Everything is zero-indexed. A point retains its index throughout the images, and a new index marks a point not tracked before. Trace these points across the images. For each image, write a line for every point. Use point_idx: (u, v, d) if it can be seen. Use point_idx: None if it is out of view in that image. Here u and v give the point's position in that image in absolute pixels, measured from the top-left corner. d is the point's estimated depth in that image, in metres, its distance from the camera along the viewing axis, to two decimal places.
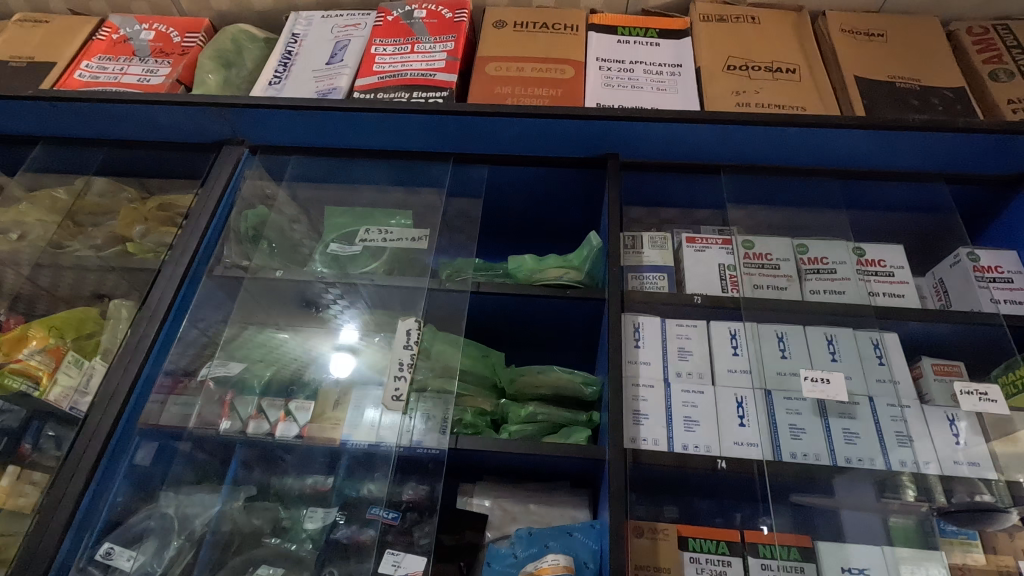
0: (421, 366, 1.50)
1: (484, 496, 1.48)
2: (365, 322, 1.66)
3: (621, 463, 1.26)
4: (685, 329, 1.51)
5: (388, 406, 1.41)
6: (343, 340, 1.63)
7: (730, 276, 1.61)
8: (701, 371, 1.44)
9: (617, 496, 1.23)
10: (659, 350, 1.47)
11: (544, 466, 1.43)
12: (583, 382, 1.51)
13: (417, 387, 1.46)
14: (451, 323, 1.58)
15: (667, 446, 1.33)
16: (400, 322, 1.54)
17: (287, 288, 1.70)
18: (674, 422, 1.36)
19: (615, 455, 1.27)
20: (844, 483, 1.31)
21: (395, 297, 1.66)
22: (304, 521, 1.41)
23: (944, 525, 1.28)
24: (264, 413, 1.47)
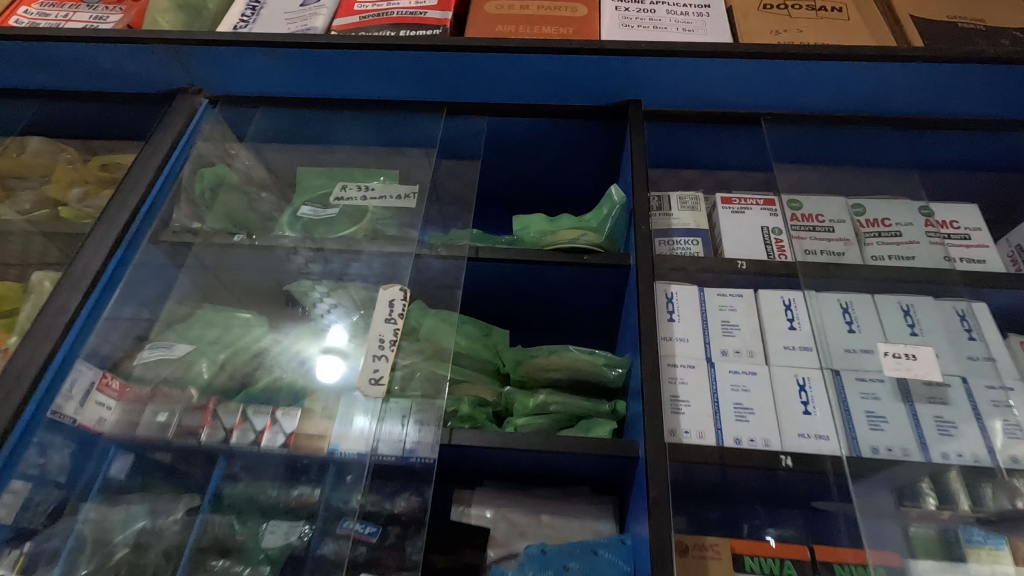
0: (405, 347, 1.24)
1: (482, 505, 1.20)
2: (340, 295, 1.38)
3: (663, 463, 0.98)
4: (729, 299, 1.24)
5: (366, 392, 1.15)
6: (311, 321, 1.36)
7: (776, 240, 1.37)
8: (751, 348, 1.17)
9: (658, 504, 0.95)
10: (698, 325, 1.21)
11: (560, 468, 1.16)
12: (606, 365, 1.22)
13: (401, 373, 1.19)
14: (443, 295, 1.30)
15: (715, 440, 1.06)
16: (379, 293, 1.25)
17: (245, 259, 1.42)
18: (723, 412, 1.09)
19: (654, 453, 1.00)
20: (899, 495, 1.04)
21: (377, 268, 1.39)
22: (263, 538, 1.11)
23: (963, 528, 1.02)
24: (248, 420, 1.17)
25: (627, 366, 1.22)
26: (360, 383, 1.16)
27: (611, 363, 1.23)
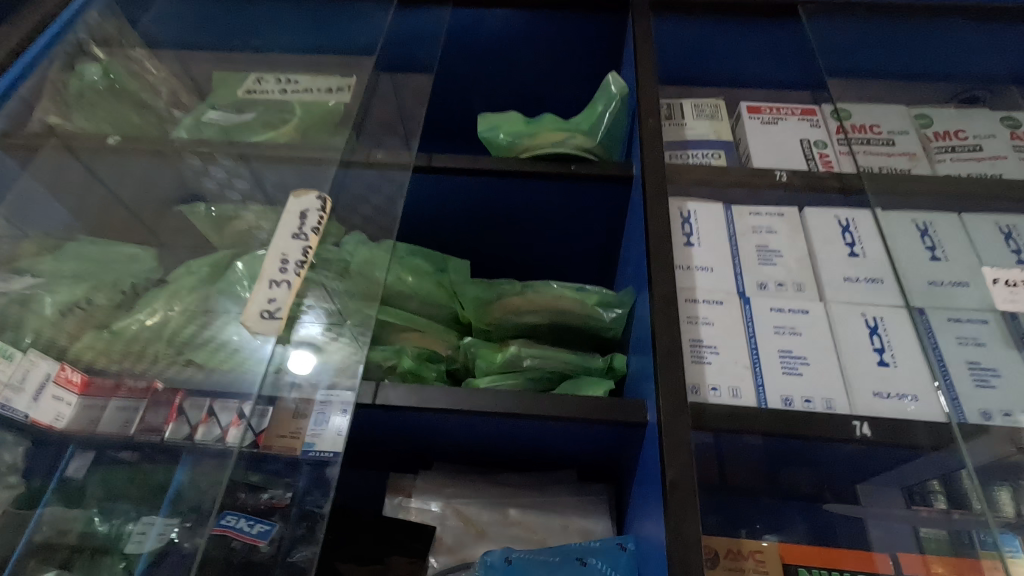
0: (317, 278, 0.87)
1: (426, 495, 0.87)
2: (249, 217, 1.02)
3: (687, 429, 0.65)
4: (766, 219, 0.92)
5: (252, 329, 0.78)
6: (209, 251, 1.01)
7: (820, 154, 1.06)
8: (798, 281, 0.85)
9: (680, 489, 0.61)
10: (726, 251, 0.88)
11: (533, 443, 0.83)
12: (599, 306, 0.89)
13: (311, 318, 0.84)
14: (378, 211, 0.95)
15: (755, 401, 0.74)
16: (289, 203, 0.90)
17: (128, 173, 1.07)
18: (764, 363, 0.77)
19: (672, 414, 0.66)
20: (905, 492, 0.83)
21: (292, 177, 1.01)
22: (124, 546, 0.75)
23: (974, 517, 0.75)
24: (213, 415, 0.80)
25: (629, 306, 0.88)
26: (246, 318, 0.78)
27: (607, 303, 0.89)
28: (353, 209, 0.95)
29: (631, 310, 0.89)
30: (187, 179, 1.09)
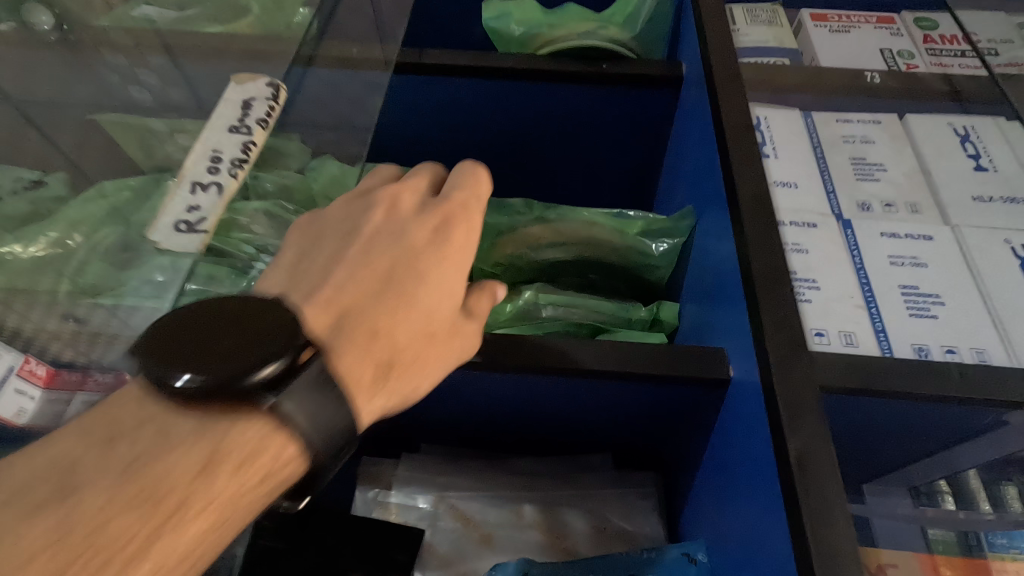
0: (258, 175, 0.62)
1: (410, 487, 0.64)
2: (169, 111, 0.74)
3: (811, 379, 0.43)
4: (860, 126, 0.70)
5: (160, 246, 0.54)
6: (106, 148, 0.72)
7: (907, 64, 0.85)
8: (912, 199, 0.64)
9: (812, 469, 0.39)
10: (811, 164, 0.67)
11: (560, 413, 0.61)
12: (644, 235, 0.67)
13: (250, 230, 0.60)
14: (348, 109, 0.72)
15: (878, 350, 0.53)
16: (229, 89, 0.66)
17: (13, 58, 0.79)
18: (882, 301, 0.56)
19: (787, 358, 0.44)
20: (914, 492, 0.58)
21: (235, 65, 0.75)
22: None
23: (979, 514, 0.56)
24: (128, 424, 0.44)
25: (685, 235, 0.67)
26: (152, 229, 0.55)
27: (656, 232, 0.67)
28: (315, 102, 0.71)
29: (687, 241, 0.67)
30: (96, 67, 0.81)
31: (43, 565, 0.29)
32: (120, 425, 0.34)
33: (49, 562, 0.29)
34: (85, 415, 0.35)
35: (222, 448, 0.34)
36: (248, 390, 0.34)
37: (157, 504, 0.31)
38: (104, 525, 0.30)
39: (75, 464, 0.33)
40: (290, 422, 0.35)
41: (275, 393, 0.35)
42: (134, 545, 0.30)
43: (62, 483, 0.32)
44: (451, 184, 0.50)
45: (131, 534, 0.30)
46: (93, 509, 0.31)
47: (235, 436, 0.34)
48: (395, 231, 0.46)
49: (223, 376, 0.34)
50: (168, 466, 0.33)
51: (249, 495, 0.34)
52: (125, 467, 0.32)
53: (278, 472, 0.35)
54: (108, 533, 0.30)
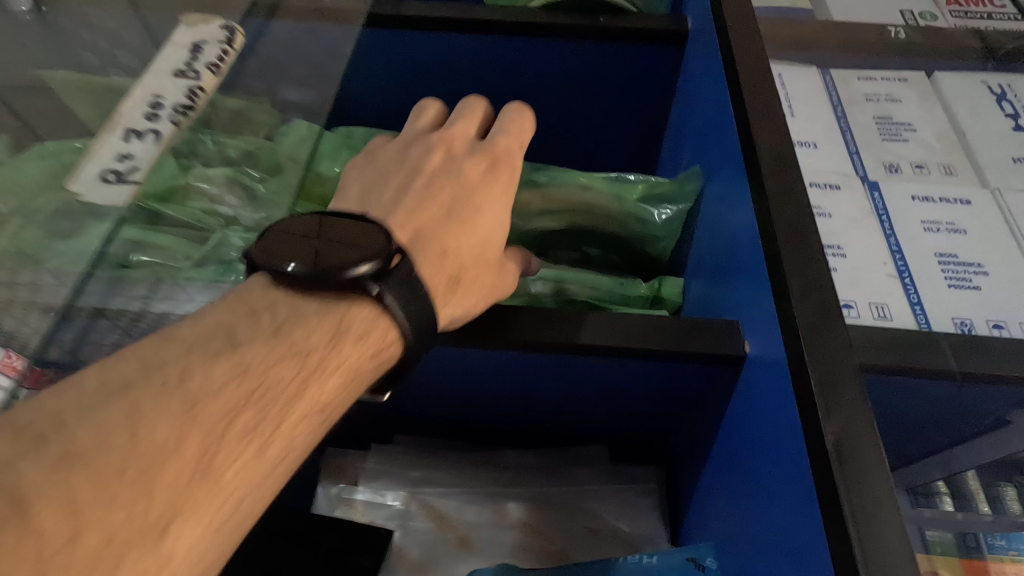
0: (201, 133, 0.56)
1: (378, 482, 0.57)
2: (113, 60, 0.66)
3: (847, 347, 0.36)
4: (885, 83, 0.63)
5: (84, 195, 0.48)
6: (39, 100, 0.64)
7: None
8: (945, 160, 0.57)
9: (851, 456, 0.33)
10: (831, 123, 0.60)
11: (550, 396, 0.54)
12: (644, 200, 0.60)
13: (194, 199, 0.56)
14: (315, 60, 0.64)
15: (913, 323, 0.46)
16: (177, 31, 0.59)
17: None
18: (916, 270, 0.49)
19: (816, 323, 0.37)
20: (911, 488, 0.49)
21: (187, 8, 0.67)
22: None
23: (977, 514, 0.51)
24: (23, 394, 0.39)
25: (690, 200, 0.60)
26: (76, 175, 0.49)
27: (659, 197, 0.61)
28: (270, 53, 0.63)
29: (692, 207, 0.61)
30: (27, 8, 0.69)
31: (226, 396, 0.31)
32: (254, 305, 0.36)
33: (232, 397, 0.31)
34: (220, 300, 0.37)
35: (344, 324, 0.36)
36: (358, 279, 0.36)
37: (302, 362, 0.34)
38: (266, 373, 0.32)
39: (228, 328, 0.34)
40: (402, 304, 0.38)
41: (379, 284, 0.37)
42: (296, 393, 0.33)
43: (220, 339, 0.33)
44: (498, 129, 0.53)
45: (286, 383, 0.33)
46: (255, 361, 0.33)
47: (354, 314, 0.37)
48: (453, 168, 0.50)
49: (328, 267, 0.36)
50: (305, 334, 0.35)
51: (369, 365, 0.36)
52: (271, 332, 0.34)
53: (388, 347, 0.38)
54: (272, 380, 0.32)
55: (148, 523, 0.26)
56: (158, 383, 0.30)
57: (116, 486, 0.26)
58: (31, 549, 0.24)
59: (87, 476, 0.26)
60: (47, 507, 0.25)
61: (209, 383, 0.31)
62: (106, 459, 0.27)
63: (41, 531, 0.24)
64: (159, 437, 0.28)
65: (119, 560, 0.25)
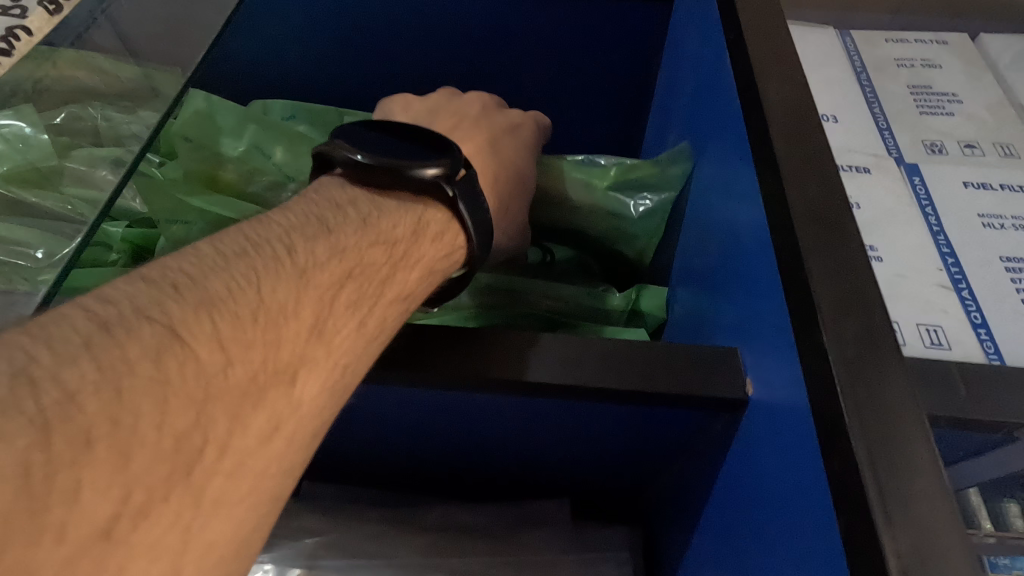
0: (88, 107, 0.49)
1: (266, 553, 0.42)
2: None
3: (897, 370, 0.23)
4: (919, 46, 0.51)
5: None
6: None
7: None
8: (1002, 137, 0.45)
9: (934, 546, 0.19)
10: (854, 91, 0.47)
11: (492, 439, 0.41)
12: (616, 188, 0.47)
13: (70, 182, 0.47)
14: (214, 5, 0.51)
15: (980, 354, 0.33)
16: None
17: None
18: (976, 278, 0.36)
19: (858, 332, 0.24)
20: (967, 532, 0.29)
21: None
22: None
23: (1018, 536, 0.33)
24: None
25: (674, 188, 0.47)
26: None
27: (636, 185, 0.47)
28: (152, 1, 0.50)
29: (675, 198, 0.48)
30: None
31: (334, 267, 0.26)
32: (336, 197, 0.31)
33: (338, 270, 0.26)
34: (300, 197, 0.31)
35: (423, 222, 0.32)
36: (436, 181, 0.32)
37: (390, 250, 0.30)
38: (363, 254, 0.28)
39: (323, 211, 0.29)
40: (474, 212, 0.34)
41: (453, 187, 0.33)
42: (393, 279, 0.29)
43: (314, 218, 0.28)
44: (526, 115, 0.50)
45: (379, 267, 0.29)
46: (356, 241, 0.28)
47: (431, 215, 0.33)
48: (494, 128, 0.45)
49: (395, 164, 0.32)
50: (390, 224, 0.30)
51: (443, 266, 0.33)
52: (361, 217, 0.30)
53: (456, 252, 0.34)
54: (373, 261, 0.28)
55: (281, 367, 0.23)
56: (268, 248, 0.25)
57: (250, 332, 0.22)
58: (188, 375, 0.20)
59: (223, 319, 0.22)
60: (193, 339, 0.21)
61: (315, 253, 0.26)
62: (239, 305, 0.22)
63: (194, 360, 0.20)
64: (278, 295, 0.24)
65: (263, 395, 0.22)
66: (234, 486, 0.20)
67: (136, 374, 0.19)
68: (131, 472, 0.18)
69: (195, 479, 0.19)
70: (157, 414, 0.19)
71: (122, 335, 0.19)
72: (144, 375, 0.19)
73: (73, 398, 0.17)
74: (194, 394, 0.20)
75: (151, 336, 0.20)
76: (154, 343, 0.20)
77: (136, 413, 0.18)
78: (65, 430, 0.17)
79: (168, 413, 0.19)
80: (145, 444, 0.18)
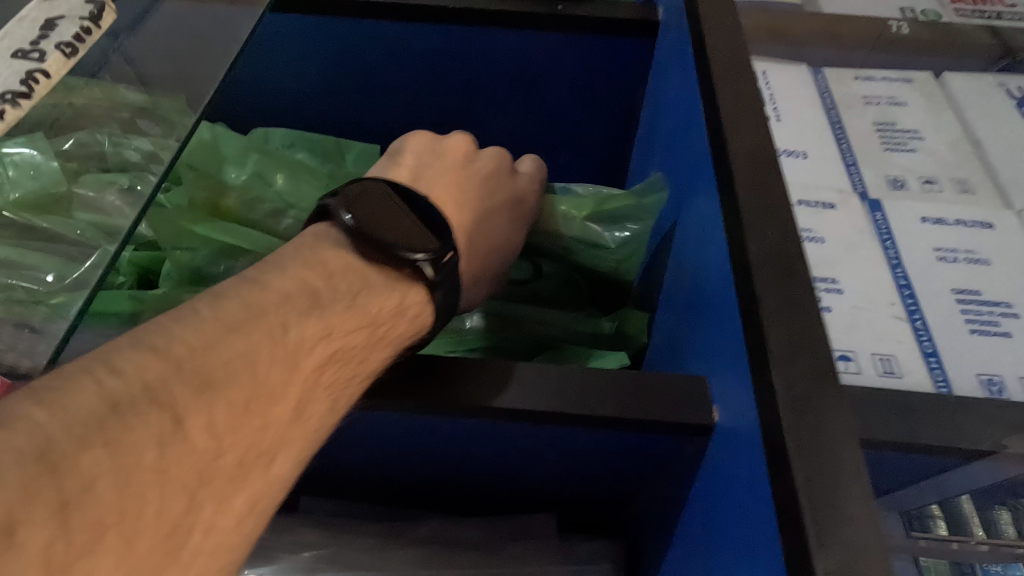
0: (96, 133, 0.53)
1: (267, 565, 0.45)
2: None
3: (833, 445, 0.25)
4: (884, 84, 0.54)
5: None
6: None
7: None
8: (960, 173, 0.48)
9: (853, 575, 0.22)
10: (823, 128, 0.50)
11: (479, 459, 0.43)
12: (595, 217, 0.48)
13: (78, 207, 0.49)
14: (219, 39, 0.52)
15: (928, 381, 0.36)
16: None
17: None
18: (930, 309, 0.39)
19: (795, 375, 0.27)
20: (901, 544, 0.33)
21: None
22: None
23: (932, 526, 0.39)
24: None
25: (651, 218, 0.49)
26: None
27: (611, 213, 0.48)
28: (161, 36, 0.52)
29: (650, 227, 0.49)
30: None
31: (318, 353, 0.30)
32: (327, 263, 0.34)
33: (321, 355, 0.30)
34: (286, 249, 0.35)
35: (406, 303, 0.35)
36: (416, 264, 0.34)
37: (373, 332, 0.33)
38: (346, 337, 0.32)
39: (315, 280, 0.33)
40: (448, 294, 0.36)
41: (436, 272, 0.35)
42: (370, 356, 0.33)
43: (307, 293, 0.32)
44: (527, 161, 0.51)
45: (358, 349, 0.32)
46: (341, 320, 0.32)
47: (411, 295, 0.35)
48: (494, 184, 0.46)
49: (388, 245, 0.34)
50: (378, 306, 0.33)
51: (416, 340, 0.36)
52: (352, 296, 0.33)
53: (423, 330, 0.36)
54: (355, 342, 0.32)
55: (263, 452, 0.26)
56: (265, 325, 0.29)
57: (242, 416, 0.26)
58: (185, 461, 0.24)
59: (219, 407, 0.25)
60: (192, 425, 0.24)
61: (306, 334, 0.30)
62: (232, 392, 0.26)
63: (191, 447, 0.24)
64: (267, 380, 0.27)
65: (245, 478, 0.25)
66: (212, 560, 0.24)
67: (142, 463, 0.23)
68: (133, 554, 0.21)
69: (184, 558, 0.23)
70: (157, 500, 0.22)
71: (131, 419, 0.23)
72: (147, 465, 0.23)
73: (88, 486, 0.21)
74: (189, 481, 0.24)
75: (155, 425, 0.23)
76: (158, 431, 0.23)
77: (141, 500, 0.22)
78: (82, 517, 0.20)
79: (166, 499, 0.23)
80: (146, 529, 0.22)
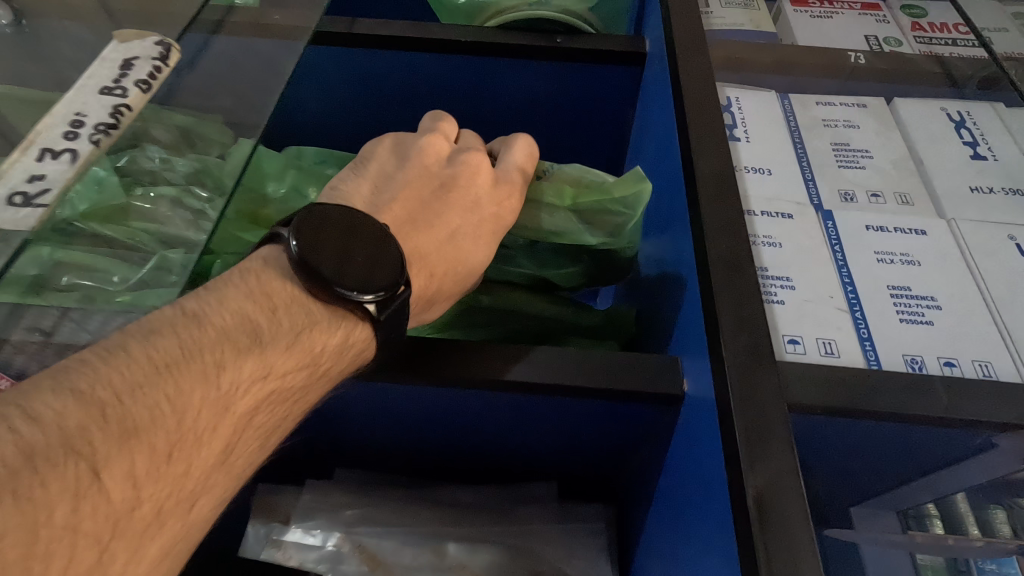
0: (147, 149, 0.55)
1: (312, 521, 0.53)
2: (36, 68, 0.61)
3: None
4: (841, 108, 0.62)
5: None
6: None
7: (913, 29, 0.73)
8: (901, 188, 0.56)
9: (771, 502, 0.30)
10: (787, 148, 0.58)
11: (489, 432, 0.51)
12: (575, 209, 0.55)
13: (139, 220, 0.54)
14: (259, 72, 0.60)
15: (863, 359, 0.44)
16: (105, 49, 0.54)
17: None
18: (868, 303, 0.47)
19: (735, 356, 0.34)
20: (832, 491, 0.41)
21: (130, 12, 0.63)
22: None
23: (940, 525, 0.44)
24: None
25: (630, 212, 0.54)
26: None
27: (591, 208, 0.55)
28: (212, 68, 0.60)
29: (638, 216, 0.54)
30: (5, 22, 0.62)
31: (247, 398, 0.35)
32: (270, 298, 0.39)
33: (249, 400, 0.35)
34: (232, 276, 0.40)
35: (348, 342, 0.40)
36: (364, 303, 0.39)
37: (310, 372, 0.38)
38: (280, 378, 0.37)
39: (252, 319, 0.38)
40: (387, 329, 0.41)
41: (381, 310, 0.40)
42: (301, 396, 0.38)
43: (245, 335, 0.37)
44: (512, 158, 0.55)
45: (293, 389, 0.37)
46: (277, 361, 0.37)
47: (356, 331, 0.40)
48: (462, 203, 0.51)
49: (331, 285, 0.39)
50: (316, 345, 0.38)
51: (349, 372, 0.41)
52: (290, 337, 0.37)
53: (363, 362, 0.42)
54: (288, 384, 0.37)
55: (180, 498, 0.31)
56: (196, 369, 0.34)
57: (163, 465, 0.31)
58: (100, 511, 0.28)
59: (139, 457, 0.30)
60: (110, 478, 0.29)
61: (238, 378, 0.35)
62: (154, 441, 0.31)
63: (107, 499, 0.29)
64: (191, 426, 0.32)
65: (158, 525, 0.30)
66: None
67: (57, 517, 0.27)
68: None
69: None
70: (68, 554, 0.27)
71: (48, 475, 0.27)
72: (59, 520, 0.27)
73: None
74: (102, 532, 0.28)
75: (70, 480, 0.28)
76: (74, 483, 0.28)
77: (49, 559, 0.26)
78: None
79: (76, 552, 0.27)
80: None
